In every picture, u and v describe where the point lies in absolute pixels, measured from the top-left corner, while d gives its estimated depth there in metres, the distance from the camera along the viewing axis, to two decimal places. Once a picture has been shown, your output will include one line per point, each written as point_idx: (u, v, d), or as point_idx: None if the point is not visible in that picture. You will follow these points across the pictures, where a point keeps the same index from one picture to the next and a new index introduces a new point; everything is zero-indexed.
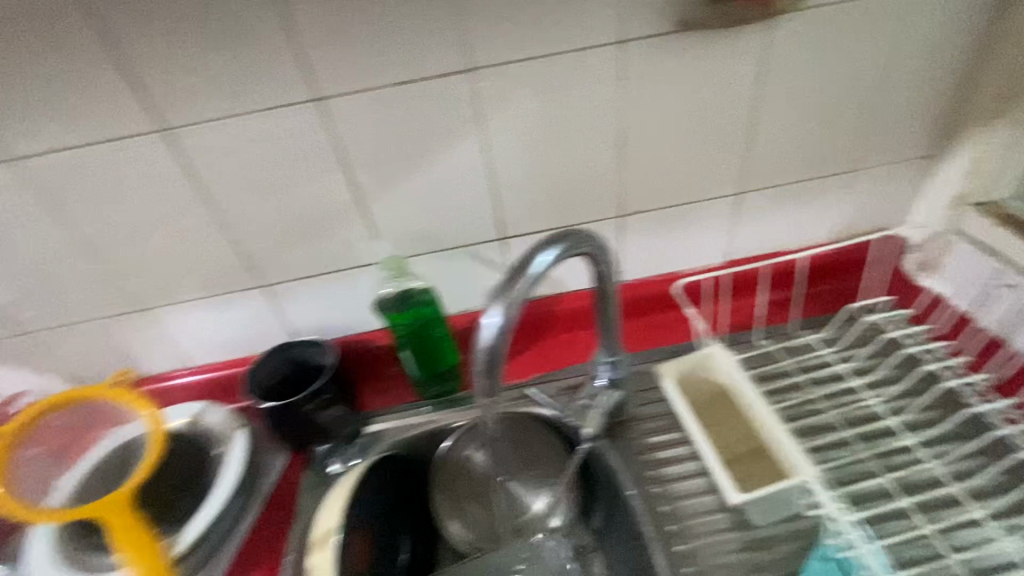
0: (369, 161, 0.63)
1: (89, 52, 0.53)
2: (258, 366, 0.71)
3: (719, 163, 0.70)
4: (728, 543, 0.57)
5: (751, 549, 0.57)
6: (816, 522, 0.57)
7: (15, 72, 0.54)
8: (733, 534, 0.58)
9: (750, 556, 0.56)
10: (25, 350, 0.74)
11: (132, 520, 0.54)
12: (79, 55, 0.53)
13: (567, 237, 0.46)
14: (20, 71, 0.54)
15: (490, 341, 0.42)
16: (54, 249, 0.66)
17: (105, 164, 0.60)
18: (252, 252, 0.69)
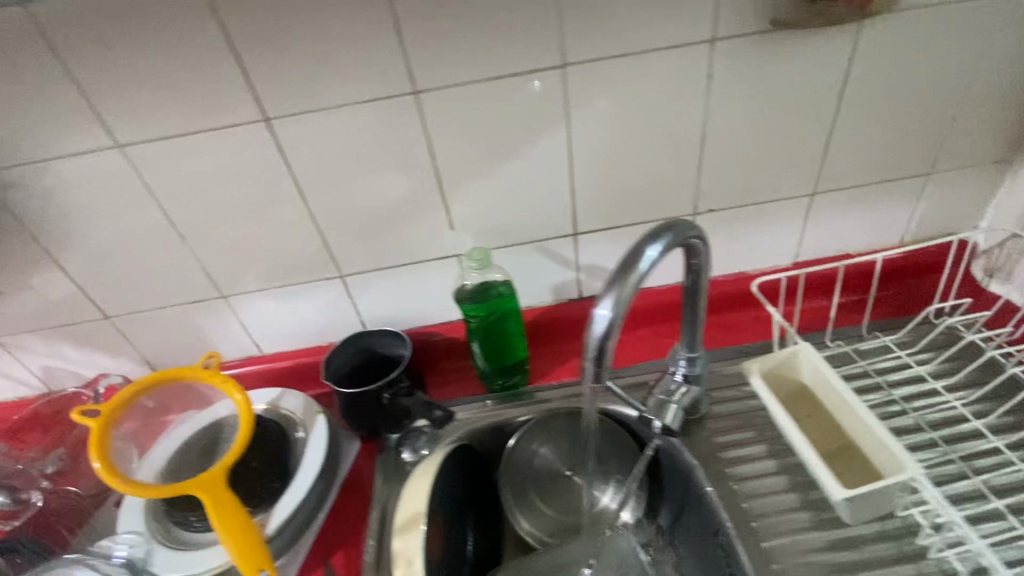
0: (453, 154, 0.64)
1: (189, 44, 0.53)
2: (337, 352, 0.73)
3: (795, 163, 0.70)
4: (813, 542, 0.58)
5: (836, 549, 0.57)
6: (905, 522, 0.57)
7: (120, 57, 0.53)
8: (816, 534, 0.58)
9: (835, 556, 0.56)
10: (100, 336, 0.75)
11: (228, 498, 0.54)
12: (177, 47, 0.53)
13: (674, 228, 0.46)
14: (126, 57, 0.53)
15: (603, 330, 0.43)
16: (135, 240, 0.66)
17: (192, 156, 0.60)
18: (330, 244, 0.70)
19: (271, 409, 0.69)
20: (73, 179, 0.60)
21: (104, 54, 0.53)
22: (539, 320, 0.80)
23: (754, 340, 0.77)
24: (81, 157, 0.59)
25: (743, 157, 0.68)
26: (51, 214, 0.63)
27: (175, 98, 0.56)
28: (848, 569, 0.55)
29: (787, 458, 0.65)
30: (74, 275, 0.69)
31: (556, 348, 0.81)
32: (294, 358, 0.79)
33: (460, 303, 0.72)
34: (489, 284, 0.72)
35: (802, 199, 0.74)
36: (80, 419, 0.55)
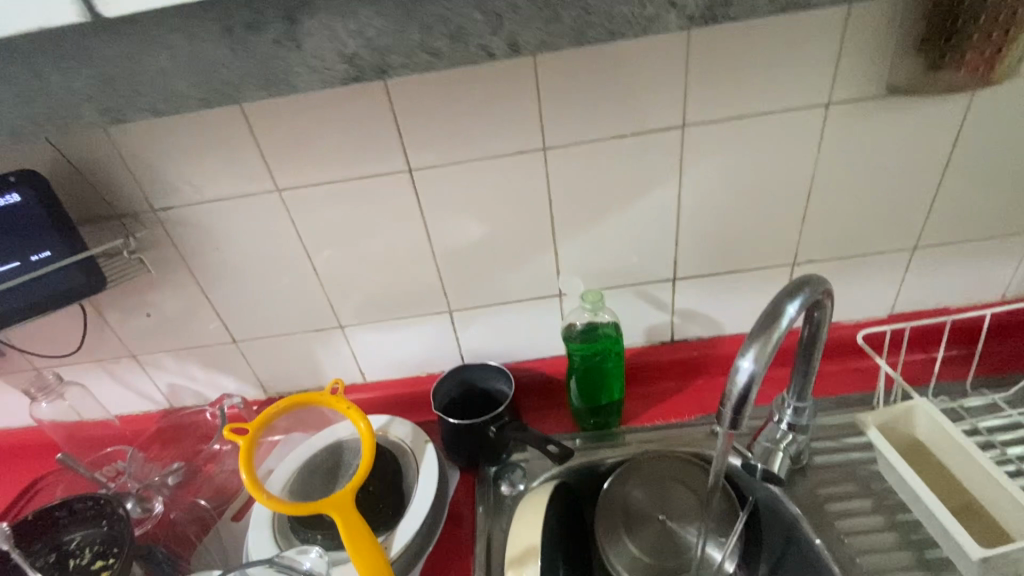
0: (571, 202, 0.70)
1: (358, 104, 0.61)
2: (441, 383, 0.77)
3: (896, 218, 0.72)
4: None
5: None
6: None
7: (300, 115, 0.62)
8: None
9: None
10: (227, 358, 0.82)
11: (357, 520, 0.58)
12: (349, 107, 0.62)
13: (808, 285, 0.49)
14: (306, 114, 0.62)
15: (744, 381, 0.47)
16: (278, 271, 0.74)
17: (343, 198, 0.68)
18: (448, 280, 0.76)
19: (382, 434, 0.73)
20: (234, 217, 0.68)
21: (288, 113, 0.62)
22: (632, 362, 0.82)
23: (850, 391, 0.77)
24: (245, 199, 0.67)
25: (844, 212, 0.71)
26: (206, 247, 0.70)
27: (337, 147, 0.64)
28: None
29: (898, 514, 0.64)
30: (215, 302, 0.76)
31: (647, 389, 0.83)
32: (398, 386, 0.84)
33: (567, 340, 0.76)
34: (597, 326, 0.76)
35: (903, 252, 0.75)
36: (231, 437, 0.61)
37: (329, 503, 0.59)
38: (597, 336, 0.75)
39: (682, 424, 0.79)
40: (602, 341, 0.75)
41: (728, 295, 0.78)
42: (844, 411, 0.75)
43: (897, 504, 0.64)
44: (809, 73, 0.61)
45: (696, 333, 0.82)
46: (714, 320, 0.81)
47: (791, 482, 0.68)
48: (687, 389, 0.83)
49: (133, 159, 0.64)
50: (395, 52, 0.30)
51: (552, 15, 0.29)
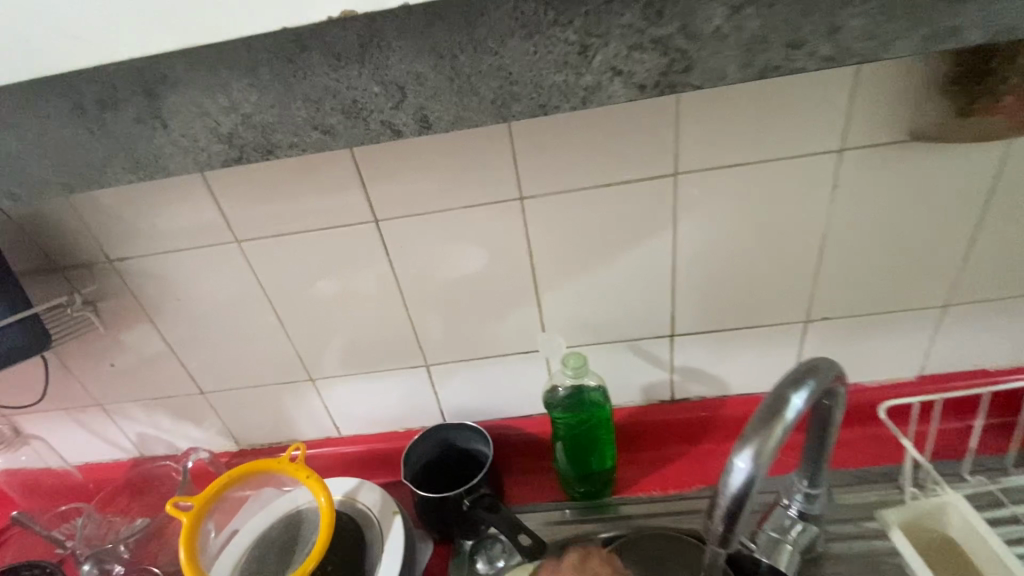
0: (554, 254, 0.64)
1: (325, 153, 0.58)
2: (415, 448, 0.72)
3: (924, 272, 0.64)
4: None
5: None
6: None
7: (263, 164, 0.59)
8: None
9: None
10: (196, 409, 0.78)
11: None
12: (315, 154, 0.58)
13: (815, 372, 0.41)
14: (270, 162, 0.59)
15: (740, 487, 0.38)
16: (245, 320, 0.70)
17: (312, 247, 0.64)
18: (426, 332, 0.71)
19: (349, 501, 0.68)
20: (196, 267, 0.66)
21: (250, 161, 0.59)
22: (626, 423, 0.75)
23: (874, 463, 0.68)
24: (207, 249, 0.64)
25: (861, 265, 0.64)
26: (168, 297, 0.68)
27: (298, 196, 0.61)
28: None
29: None
30: (178, 353, 0.73)
31: (643, 453, 0.76)
32: (374, 442, 0.79)
33: (551, 408, 0.69)
34: (582, 390, 0.69)
35: (932, 309, 0.67)
36: (174, 513, 0.56)
37: None
38: (583, 400, 0.69)
39: (681, 495, 0.71)
40: (589, 408, 0.68)
41: (734, 352, 0.71)
42: (868, 489, 0.65)
43: None
44: (817, 117, 0.54)
45: (698, 392, 0.75)
46: (718, 379, 0.73)
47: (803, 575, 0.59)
48: (687, 454, 0.75)
49: (91, 209, 0.62)
50: (280, 130, 0.32)
51: (469, 91, 0.31)
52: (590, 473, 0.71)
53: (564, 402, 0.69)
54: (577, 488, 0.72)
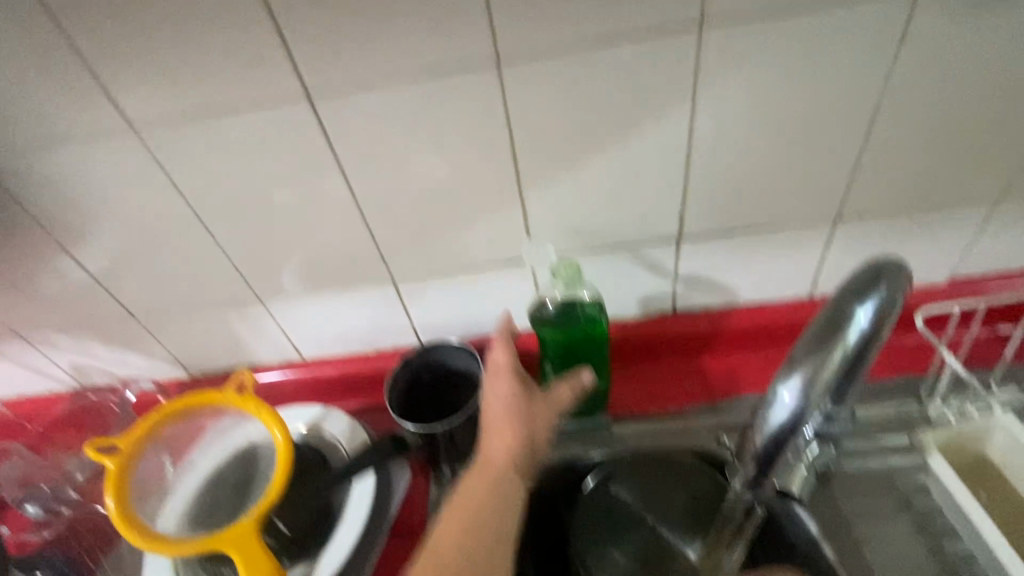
0: (541, 139, 0.52)
1: None
2: (399, 368, 0.63)
3: (982, 157, 0.54)
4: None
5: None
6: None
7: (149, 15, 0.43)
8: None
9: None
10: (129, 335, 0.68)
11: (259, 554, 0.46)
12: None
13: (885, 276, 0.32)
14: (159, 12, 0.43)
15: (784, 423, 0.31)
16: (165, 229, 0.57)
17: (234, 135, 0.51)
18: (389, 240, 0.60)
19: (314, 430, 0.61)
20: (86, 162, 0.52)
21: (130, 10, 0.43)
22: (622, 337, 0.67)
23: (889, 374, 0.61)
24: (95, 139, 0.50)
25: (911, 148, 0.53)
26: (59, 203, 0.55)
27: (199, 61, 0.46)
28: None
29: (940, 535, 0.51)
30: (92, 273, 0.61)
31: (640, 369, 0.69)
32: (341, 364, 0.71)
33: (538, 325, 0.61)
34: (575, 305, 0.61)
35: (983, 204, 0.57)
36: (95, 456, 0.48)
37: (226, 533, 0.47)
38: (575, 318, 0.60)
39: (682, 412, 0.65)
40: (580, 326, 0.60)
41: (747, 257, 0.62)
42: (887, 402, 0.59)
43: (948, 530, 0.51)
44: None
45: (703, 303, 0.66)
46: (726, 288, 0.65)
47: (815, 494, 0.55)
48: (688, 368, 0.68)
49: None
50: None
51: None
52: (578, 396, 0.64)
53: (552, 319, 0.61)
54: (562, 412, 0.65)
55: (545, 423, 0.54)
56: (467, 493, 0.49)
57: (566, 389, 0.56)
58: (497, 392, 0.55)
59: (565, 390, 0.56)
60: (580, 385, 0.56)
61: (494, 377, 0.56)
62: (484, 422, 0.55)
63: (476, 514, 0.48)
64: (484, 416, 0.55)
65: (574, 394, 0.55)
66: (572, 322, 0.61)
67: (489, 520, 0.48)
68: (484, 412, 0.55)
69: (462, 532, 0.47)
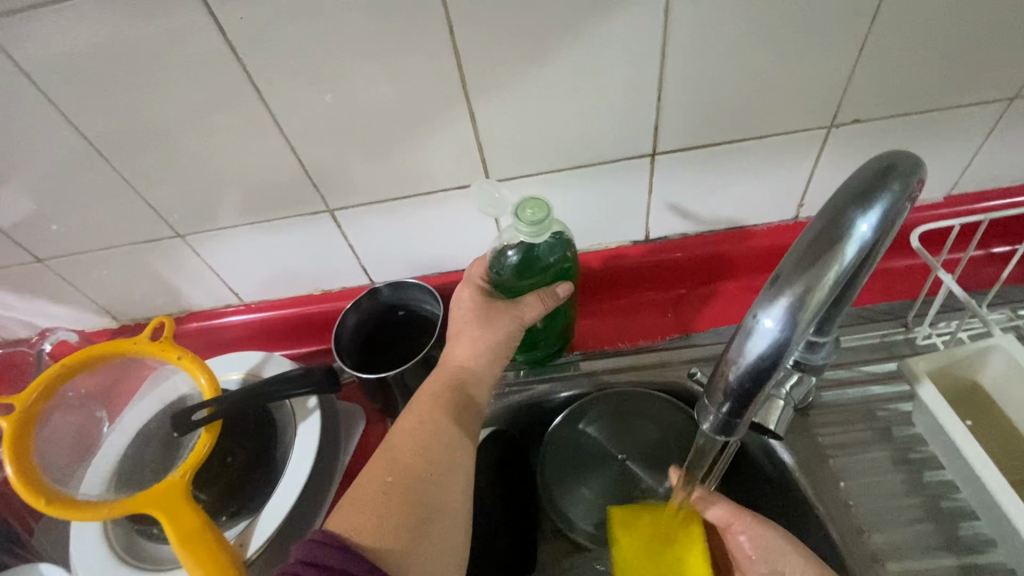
0: (486, 33, 0.43)
1: None
2: (344, 320, 0.56)
3: (999, 48, 0.47)
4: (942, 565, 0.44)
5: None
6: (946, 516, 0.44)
7: None
8: (949, 555, 0.44)
9: None
10: (41, 282, 0.60)
11: (187, 510, 0.42)
12: None
13: (895, 175, 0.25)
14: None
15: (763, 357, 0.25)
16: (54, 155, 0.49)
17: (108, 32, 0.42)
18: (321, 164, 0.52)
19: (253, 379, 0.55)
20: None
21: None
22: (594, 269, 0.62)
23: (878, 301, 0.58)
24: None
25: (920, 37, 0.45)
26: None
27: None
28: None
29: (913, 456, 0.49)
30: None
31: (612, 303, 0.64)
32: (288, 307, 0.65)
33: (499, 283, 0.51)
34: (539, 252, 0.50)
35: (993, 105, 0.51)
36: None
37: (148, 492, 0.42)
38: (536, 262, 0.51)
39: (655, 347, 0.61)
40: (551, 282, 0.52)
41: (728, 174, 0.55)
42: (872, 328, 0.56)
43: (928, 459, 0.48)
44: None
45: (680, 229, 0.61)
46: (706, 211, 0.59)
47: (792, 426, 0.52)
48: (664, 300, 0.63)
49: None
50: None
51: None
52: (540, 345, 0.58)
53: (511, 267, 0.50)
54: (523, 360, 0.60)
55: (514, 330, 0.50)
56: (426, 393, 0.46)
57: (536, 297, 0.50)
58: (464, 298, 0.51)
59: (536, 300, 0.50)
60: (554, 297, 0.50)
61: (463, 286, 0.53)
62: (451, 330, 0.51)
63: (433, 409, 0.45)
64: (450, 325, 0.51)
65: (548, 302, 0.50)
66: (534, 267, 0.51)
67: (446, 414, 0.45)
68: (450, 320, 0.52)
69: (417, 424, 0.44)
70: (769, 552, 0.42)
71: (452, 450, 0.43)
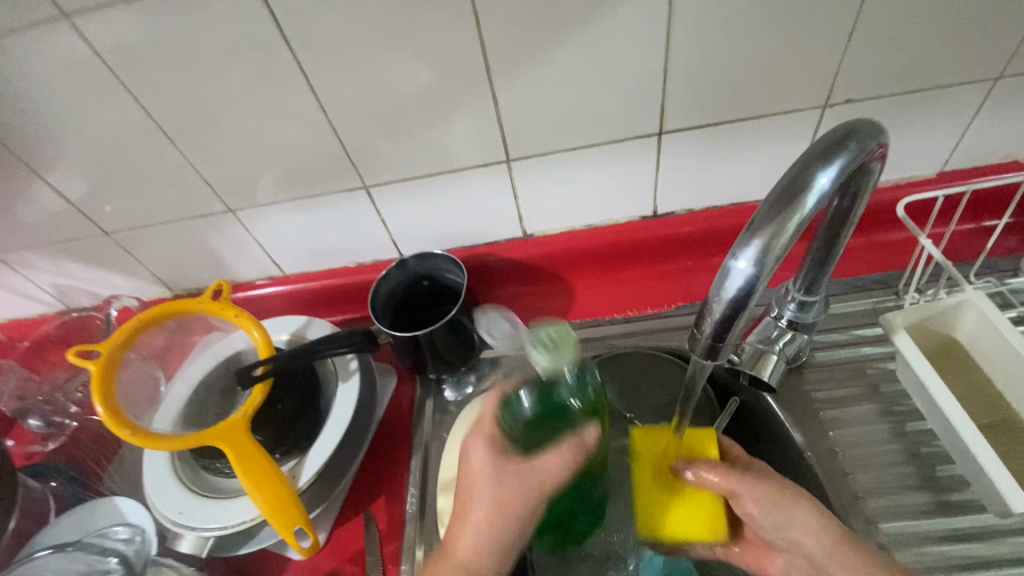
0: (508, 21, 0.48)
1: None
2: (381, 285, 0.61)
3: (982, 30, 0.50)
4: (919, 503, 0.48)
5: (947, 513, 0.48)
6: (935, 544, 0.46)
7: None
8: (925, 494, 0.49)
9: (947, 524, 0.47)
10: (106, 254, 0.67)
11: (249, 445, 0.48)
12: None
13: (854, 137, 0.30)
14: None
15: (739, 292, 0.30)
16: (122, 134, 0.55)
17: (179, 24, 0.47)
18: (358, 144, 0.57)
19: (297, 339, 0.61)
20: (26, 62, 0.49)
21: None
22: (606, 243, 0.67)
23: (870, 271, 0.62)
24: (30, 33, 0.47)
25: (906, 21, 0.49)
26: (8, 108, 0.53)
27: None
28: (970, 537, 0.46)
29: (897, 407, 0.53)
30: (56, 186, 0.60)
31: (622, 275, 0.69)
32: (324, 278, 0.71)
33: (512, 437, 0.45)
34: (562, 394, 0.45)
35: (978, 85, 0.55)
36: (79, 362, 0.49)
37: (215, 429, 0.49)
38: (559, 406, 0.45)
39: (662, 314, 0.66)
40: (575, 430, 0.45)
41: (729, 153, 0.60)
42: (863, 295, 0.60)
43: (910, 410, 0.53)
44: None
45: (686, 205, 0.65)
46: (709, 187, 0.63)
47: (785, 382, 0.56)
48: (670, 272, 0.68)
49: None
50: None
51: None
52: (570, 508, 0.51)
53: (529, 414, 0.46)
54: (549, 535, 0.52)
55: (529, 505, 0.43)
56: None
57: (557, 455, 0.44)
58: (474, 455, 0.45)
59: (558, 460, 0.44)
60: (581, 449, 0.44)
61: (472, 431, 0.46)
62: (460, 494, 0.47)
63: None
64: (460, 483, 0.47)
65: (574, 459, 0.44)
66: (556, 412, 0.45)
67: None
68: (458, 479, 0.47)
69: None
70: (773, 507, 0.45)
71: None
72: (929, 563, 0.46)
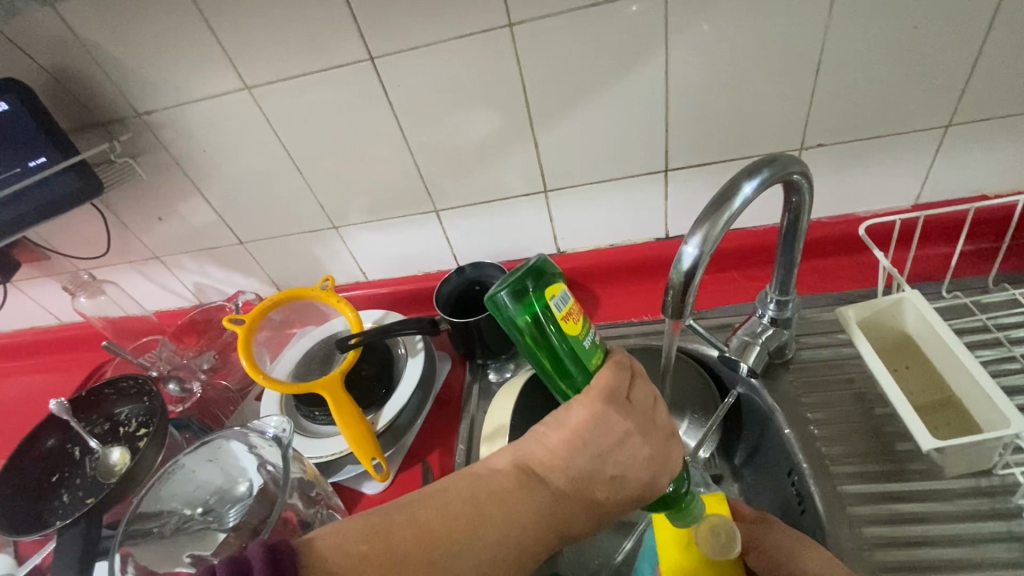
0: (546, 87, 0.66)
1: None
2: (444, 284, 0.78)
3: (927, 89, 0.63)
4: (881, 469, 0.58)
5: (902, 477, 0.57)
6: (892, 521, 0.54)
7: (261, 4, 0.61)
8: (887, 463, 0.58)
9: (901, 486, 0.56)
10: (238, 258, 0.88)
11: (343, 395, 0.64)
12: None
13: (773, 163, 0.44)
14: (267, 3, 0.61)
15: (691, 264, 0.43)
16: (264, 168, 0.76)
17: (316, 92, 0.68)
18: (432, 176, 0.75)
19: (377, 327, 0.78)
20: (211, 118, 0.71)
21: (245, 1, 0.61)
22: (627, 259, 0.81)
23: (853, 287, 0.73)
24: (220, 99, 0.69)
25: (861, 80, 0.63)
26: (194, 150, 0.75)
27: (290, 36, 0.63)
28: (920, 497, 0.55)
29: (868, 394, 0.63)
30: (213, 205, 0.81)
31: (641, 286, 0.83)
32: (399, 283, 0.88)
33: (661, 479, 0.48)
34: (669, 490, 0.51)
35: (933, 132, 0.66)
36: (230, 327, 0.67)
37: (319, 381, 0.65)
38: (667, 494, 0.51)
39: None
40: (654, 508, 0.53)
41: None
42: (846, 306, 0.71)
43: (878, 398, 0.63)
44: None
45: None
46: None
47: (773, 373, 0.67)
48: None
49: (113, 64, 0.67)
50: None
51: None
52: (594, 358, 0.46)
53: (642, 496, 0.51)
54: (534, 288, 0.43)
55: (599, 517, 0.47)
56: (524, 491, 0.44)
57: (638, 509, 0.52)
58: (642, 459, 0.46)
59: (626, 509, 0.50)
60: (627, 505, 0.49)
61: (649, 437, 0.46)
62: (582, 396, 0.45)
63: (489, 481, 0.44)
64: (589, 396, 0.45)
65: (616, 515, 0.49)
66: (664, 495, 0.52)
67: (510, 490, 0.44)
68: (595, 406, 0.44)
69: (471, 481, 0.44)
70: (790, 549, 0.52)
71: (493, 564, 0.41)
72: (882, 515, 0.55)
